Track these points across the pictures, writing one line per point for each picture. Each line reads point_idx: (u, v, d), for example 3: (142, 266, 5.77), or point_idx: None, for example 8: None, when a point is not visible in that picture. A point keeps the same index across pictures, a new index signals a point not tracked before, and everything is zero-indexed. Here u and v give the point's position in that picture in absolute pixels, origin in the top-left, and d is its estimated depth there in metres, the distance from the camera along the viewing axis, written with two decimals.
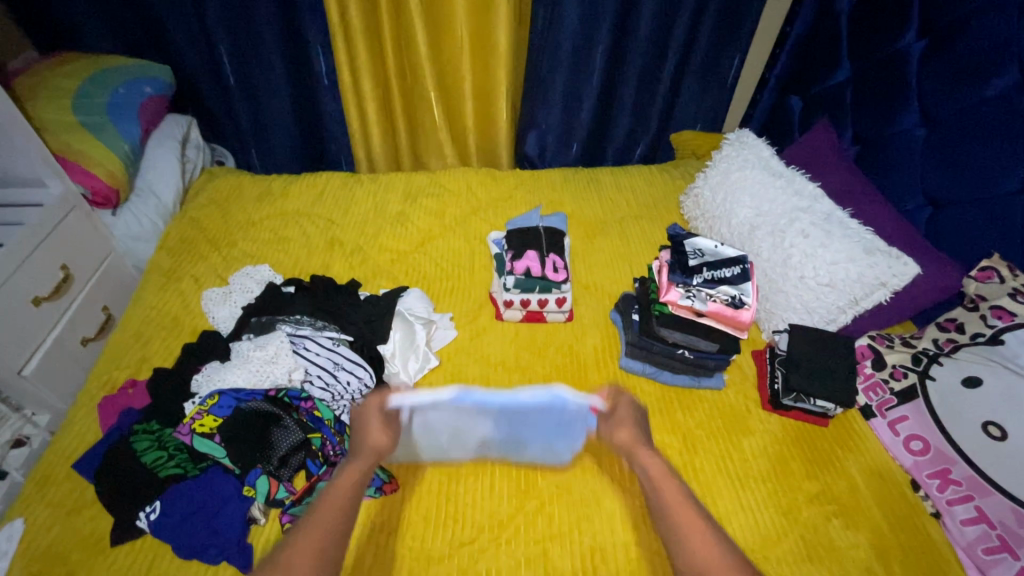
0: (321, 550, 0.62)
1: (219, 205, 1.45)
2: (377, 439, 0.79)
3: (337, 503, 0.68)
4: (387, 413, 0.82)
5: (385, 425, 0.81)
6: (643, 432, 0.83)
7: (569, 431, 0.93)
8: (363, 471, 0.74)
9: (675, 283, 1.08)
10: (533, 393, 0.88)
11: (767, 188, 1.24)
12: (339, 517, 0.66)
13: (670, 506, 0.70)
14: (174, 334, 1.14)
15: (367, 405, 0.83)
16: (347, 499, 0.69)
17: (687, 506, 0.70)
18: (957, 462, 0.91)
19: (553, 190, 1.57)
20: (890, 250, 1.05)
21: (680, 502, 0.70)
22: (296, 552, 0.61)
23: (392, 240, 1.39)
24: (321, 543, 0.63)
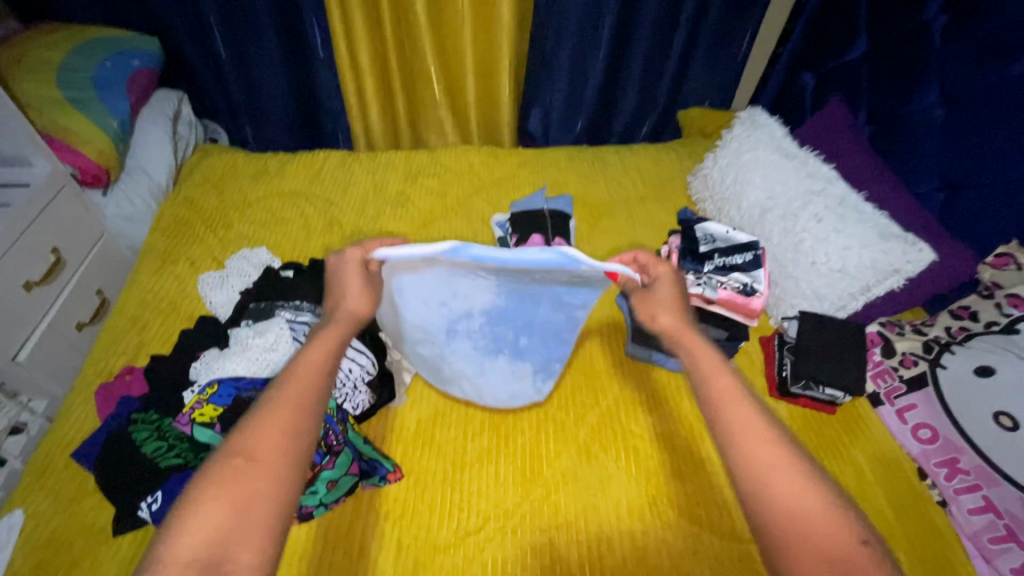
0: (297, 415, 0.57)
1: (214, 184, 1.41)
2: (355, 304, 0.75)
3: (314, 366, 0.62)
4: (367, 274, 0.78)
5: (367, 288, 0.77)
6: (686, 315, 0.78)
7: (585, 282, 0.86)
8: (342, 334, 0.69)
9: (685, 270, 1.07)
10: (539, 249, 0.74)
11: (780, 171, 1.21)
12: (316, 379, 0.61)
13: (719, 390, 0.64)
14: (172, 319, 1.11)
15: (345, 263, 0.77)
16: (324, 363, 0.63)
17: (738, 396, 0.62)
18: (966, 452, 0.90)
19: (558, 170, 1.52)
20: (905, 235, 1.02)
21: (734, 391, 0.63)
22: (269, 415, 0.56)
23: (393, 222, 1.35)
24: (297, 408, 0.57)
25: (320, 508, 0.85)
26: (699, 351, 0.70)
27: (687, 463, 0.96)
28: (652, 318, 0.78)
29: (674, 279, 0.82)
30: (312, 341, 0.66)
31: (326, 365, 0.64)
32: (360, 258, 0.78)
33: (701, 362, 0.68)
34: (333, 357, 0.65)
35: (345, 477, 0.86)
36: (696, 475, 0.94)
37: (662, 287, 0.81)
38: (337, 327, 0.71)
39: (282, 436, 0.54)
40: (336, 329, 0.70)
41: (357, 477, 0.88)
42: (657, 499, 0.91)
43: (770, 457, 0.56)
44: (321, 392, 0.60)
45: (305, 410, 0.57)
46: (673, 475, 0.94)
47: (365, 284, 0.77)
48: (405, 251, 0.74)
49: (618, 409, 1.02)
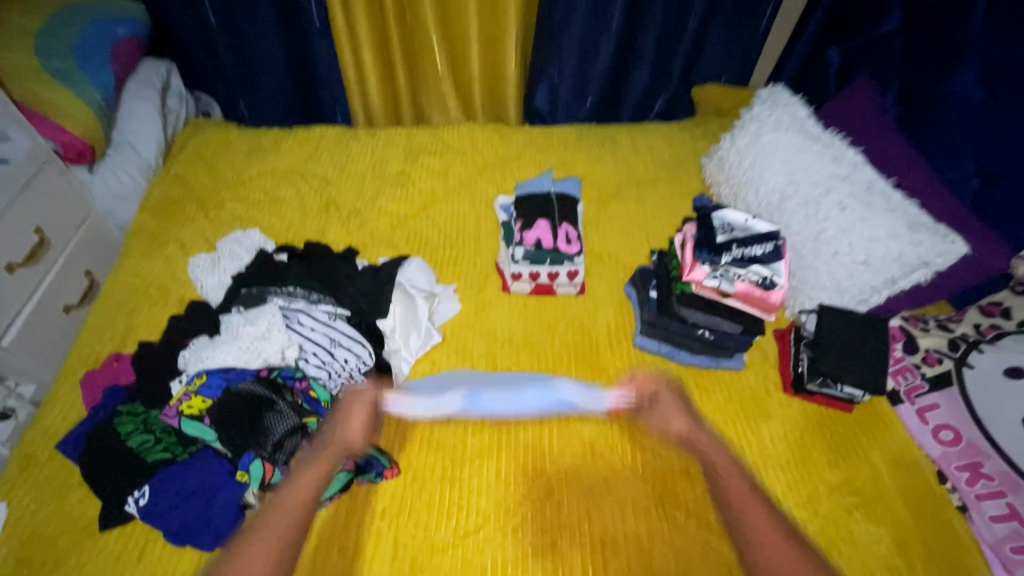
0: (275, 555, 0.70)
1: (206, 161, 1.35)
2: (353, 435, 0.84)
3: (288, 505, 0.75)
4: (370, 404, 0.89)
5: (370, 419, 0.87)
6: (696, 422, 0.92)
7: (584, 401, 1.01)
8: (320, 474, 0.79)
9: (701, 260, 0.99)
10: (537, 397, 0.94)
11: (802, 154, 1.13)
12: (288, 522, 0.73)
13: (727, 487, 0.83)
14: (161, 303, 1.07)
15: (355, 402, 0.88)
16: (304, 506, 0.75)
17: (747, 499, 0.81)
18: (990, 457, 0.86)
19: (566, 149, 1.45)
20: (936, 227, 0.96)
21: (746, 492, 0.82)
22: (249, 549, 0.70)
23: (392, 203, 1.29)
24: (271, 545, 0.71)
25: None
26: (728, 480, 0.84)
27: (695, 463, 0.92)
28: (666, 429, 0.92)
29: (675, 392, 0.95)
30: (292, 483, 0.77)
31: (306, 500, 0.76)
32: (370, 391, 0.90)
33: (731, 488, 0.83)
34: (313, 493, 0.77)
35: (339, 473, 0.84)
36: (705, 476, 0.90)
37: (664, 396, 0.94)
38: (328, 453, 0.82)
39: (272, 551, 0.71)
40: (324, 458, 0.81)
41: (352, 473, 0.85)
42: (664, 501, 0.87)
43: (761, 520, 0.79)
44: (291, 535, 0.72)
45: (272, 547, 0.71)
46: (681, 474, 0.90)
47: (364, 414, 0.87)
48: (420, 407, 0.92)
49: None
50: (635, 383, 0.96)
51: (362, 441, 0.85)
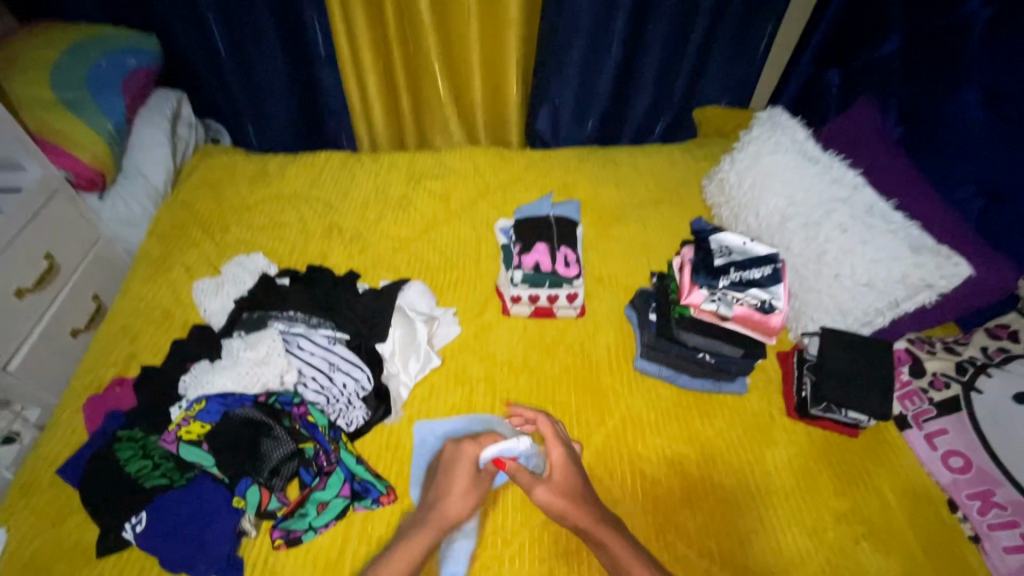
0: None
1: (212, 187, 1.37)
2: (456, 501, 0.81)
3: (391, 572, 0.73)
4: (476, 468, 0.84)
5: (473, 484, 0.83)
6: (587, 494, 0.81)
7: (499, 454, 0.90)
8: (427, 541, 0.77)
9: (698, 284, 0.99)
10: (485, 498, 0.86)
11: (802, 176, 1.13)
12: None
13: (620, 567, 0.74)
14: (164, 327, 1.08)
15: (460, 460, 0.84)
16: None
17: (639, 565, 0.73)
18: (1003, 486, 0.83)
19: (567, 172, 1.46)
20: (939, 248, 0.95)
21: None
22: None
23: (394, 227, 1.31)
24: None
25: (309, 532, 0.82)
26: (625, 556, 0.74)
27: (695, 489, 0.90)
28: (561, 516, 0.79)
29: (569, 465, 0.83)
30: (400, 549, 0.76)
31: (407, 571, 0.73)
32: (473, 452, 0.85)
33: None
34: (412, 563, 0.74)
35: (336, 499, 0.84)
36: (706, 503, 0.89)
37: (558, 475, 0.82)
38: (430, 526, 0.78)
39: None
40: (427, 530, 0.78)
41: (348, 500, 0.85)
42: (664, 531, 0.86)
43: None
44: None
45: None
46: (683, 503, 0.89)
47: (478, 479, 0.84)
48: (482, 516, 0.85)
49: (624, 430, 0.97)
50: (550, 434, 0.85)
51: (464, 511, 0.81)
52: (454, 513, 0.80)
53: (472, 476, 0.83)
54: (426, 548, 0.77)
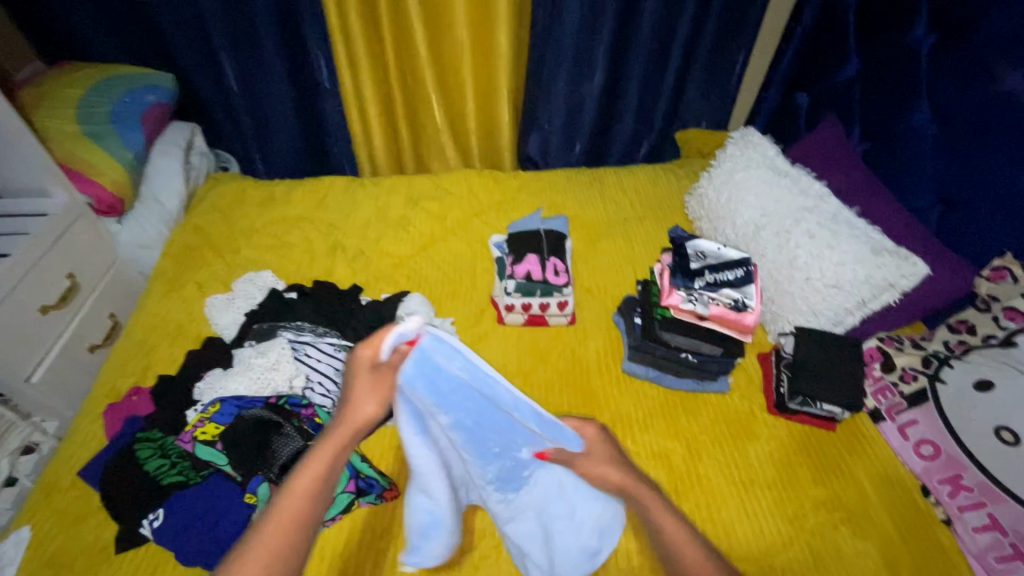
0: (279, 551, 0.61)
1: (223, 211, 1.46)
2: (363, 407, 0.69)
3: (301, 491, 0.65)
4: (378, 373, 0.70)
5: (375, 386, 0.70)
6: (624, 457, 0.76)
7: (484, 393, 0.72)
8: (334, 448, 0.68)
9: (676, 286, 1.07)
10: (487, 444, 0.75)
11: (773, 189, 1.22)
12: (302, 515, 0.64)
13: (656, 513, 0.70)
14: (178, 340, 1.15)
15: (353, 368, 0.71)
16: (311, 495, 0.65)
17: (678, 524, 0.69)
18: (969, 469, 0.89)
19: (556, 191, 1.55)
20: (899, 250, 1.03)
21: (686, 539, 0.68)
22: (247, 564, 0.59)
23: (394, 245, 1.39)
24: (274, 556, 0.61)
25: None
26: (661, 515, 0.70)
27: (682, 482, 0.95)
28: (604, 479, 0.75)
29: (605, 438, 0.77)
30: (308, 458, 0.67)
31: (318, 484, 0.66)
32: (369, 357, 0.70)
33: (669, 534, 0.69)
34: (326, 475, 0.66)
35: (342, 496, 0.88)
36: (692, 495, 0.94)
37: (597, 448, 0.76)
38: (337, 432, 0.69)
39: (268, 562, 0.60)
40: (334, 439, 0.69)
41: (353, 495, 0.89)
42: None
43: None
44: (301, 534, 0.63)
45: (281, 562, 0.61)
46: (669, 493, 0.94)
47: (379, 379, 0.70)
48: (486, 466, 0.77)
49: (614, 428, 1.02)
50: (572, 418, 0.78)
51: (372, 414, 0.70)
52: (357, 418, 0.70)
53: (375, 378, 0.70)
54: (337, 454, 0.68)
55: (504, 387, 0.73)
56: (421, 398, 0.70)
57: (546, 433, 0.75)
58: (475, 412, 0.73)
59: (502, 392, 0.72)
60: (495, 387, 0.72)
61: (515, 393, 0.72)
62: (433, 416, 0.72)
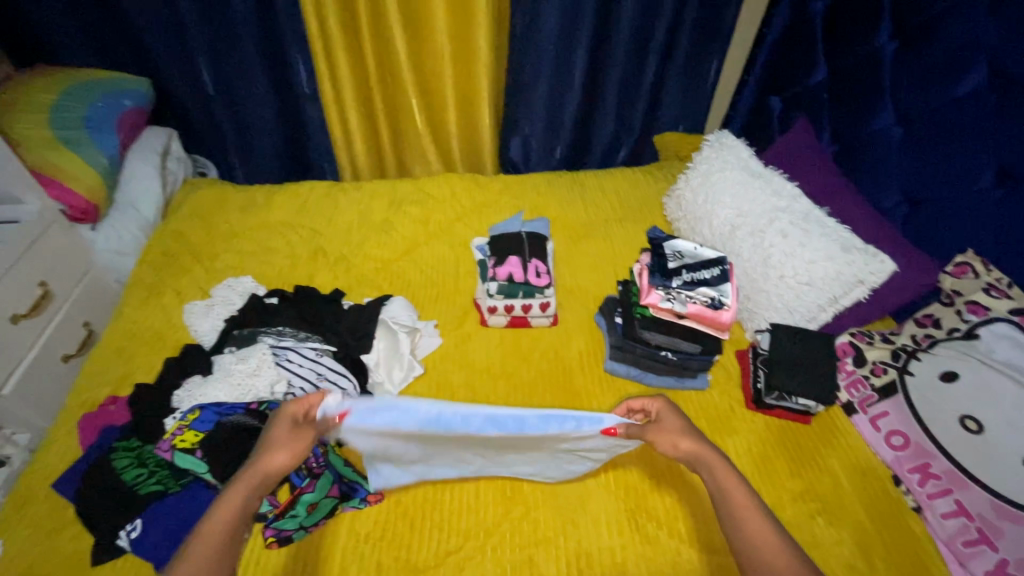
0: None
1: (202, 217, 1.45)
2: (273, 458, 0.75)
3: (208, 547, 0.65)
4: (298, 427, 0.79)
5: (295, 438, 0.78)
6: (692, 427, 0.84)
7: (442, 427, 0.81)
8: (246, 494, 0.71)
9: (654, 286, 1.08)
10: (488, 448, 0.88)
11: (746, 189, 1.25)
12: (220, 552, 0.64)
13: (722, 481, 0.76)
14: (157, 348, 1.13)
15: (276, 423, 0.79)
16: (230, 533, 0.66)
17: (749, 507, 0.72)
18: (937, 457, 0.92)
19: (538, 194, 1.57)
20: (867, 247, 1.06)
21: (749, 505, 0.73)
22: None
23: (377, 249, 1.39)
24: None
25: (299, 531, 0.87)
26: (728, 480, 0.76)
27: (665, 478, 0.97)
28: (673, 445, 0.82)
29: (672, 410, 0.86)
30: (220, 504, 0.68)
31: (230, 530, 0.67)
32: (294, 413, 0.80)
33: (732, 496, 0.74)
34: (238, 520, 0.68)
35: (325, 500, 0.90)
36: (675, 488, 0.96)
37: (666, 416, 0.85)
38: (244, 480, 0.72)
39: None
40: (244, 485, 0.72)
41: (336, 500, 0.91)
42: (636, 515, 0.91)
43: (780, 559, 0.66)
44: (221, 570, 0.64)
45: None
46: (652, 488, 0.95)
47: (296, 434, 0.78)
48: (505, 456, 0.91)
49: None
50: (637, 400, 0.90)
51: (287, 462, 0.76)
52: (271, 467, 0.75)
53: (291, 431, 0.78)
54: (246, 502, 0.70)
55: (451, 412, 0.81)
56: (388, 433, 0.82)
57: (509, 431, 0.82)
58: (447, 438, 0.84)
59: (448, 418, 0.81)
60: (439, 415, 0.81)
61: (462, 412, 0.81)
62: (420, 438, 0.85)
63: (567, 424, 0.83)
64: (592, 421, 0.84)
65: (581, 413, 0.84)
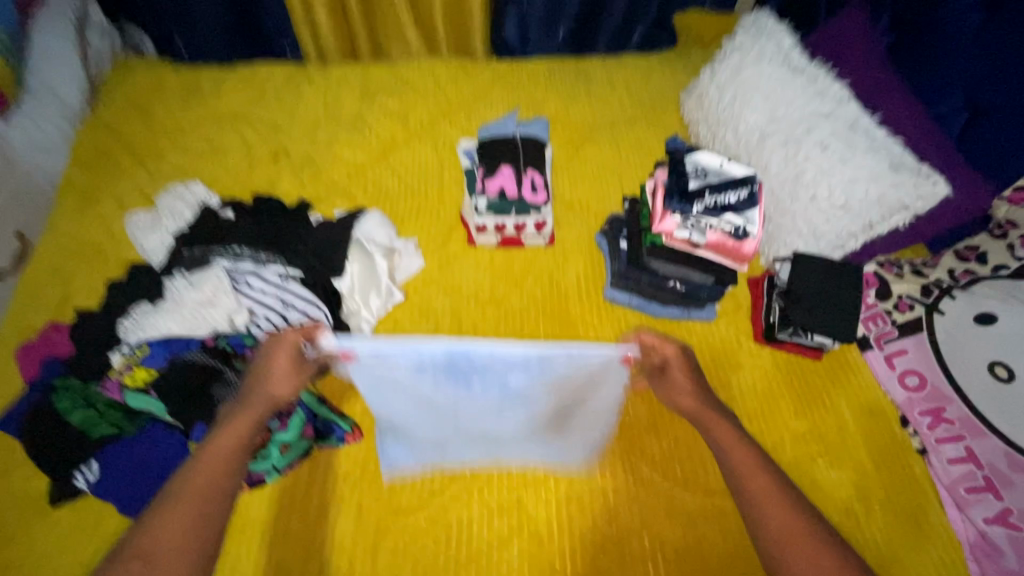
0: (199, 522, 0.61)
1: (139, 107, 1.23)
2: (276, 389, 0.73)
3: (211, 469, 0.65)
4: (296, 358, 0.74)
5: (295, 367, 0.74)
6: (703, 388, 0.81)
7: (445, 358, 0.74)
8: (252, 419, 0.70)
9: (671, 210, 0.93)
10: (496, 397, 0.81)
11: (784, 89, 1.06)
12: (222, 473, 0.65)
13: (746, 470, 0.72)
14: (98, 266, 1.00)
15: (279, 345, 0.74)
16: (233, 457, 0.67)
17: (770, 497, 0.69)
18: (954, 402, 0.86)
19: (535, 86, 1.34)
20: (920, 167, 0.91)
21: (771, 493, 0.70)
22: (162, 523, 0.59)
23: (348, 150, 1.20)
24: (194, 533, 0.60)
25: (272, 473, 0.82)
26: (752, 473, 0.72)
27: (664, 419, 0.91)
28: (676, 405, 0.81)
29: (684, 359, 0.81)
30: (222, 428, 0.69)
31: (232, 456, 0.67)
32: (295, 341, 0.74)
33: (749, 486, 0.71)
34: (241, 447, 0.68)
35: (299, 441, 0.83)
36: (672, 429, 0.90)
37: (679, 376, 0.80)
38: (251, 407, 0.71)
39: (182, 535, 0.60)
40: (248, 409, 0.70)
41: (311, 440, 0.85)
42: (630, 456, 0.87)
43: (785, 525, 0.67)
44: (218, 496, 0.64)
45: (199, 540, 0.60)
46: (648, 430, 0.90)
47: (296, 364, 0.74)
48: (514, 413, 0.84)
49: None
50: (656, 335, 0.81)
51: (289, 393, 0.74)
52: (279, 395, 0.73)
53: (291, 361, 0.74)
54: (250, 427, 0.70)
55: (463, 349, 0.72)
56: (391, 363, 0.75)
57: (518, 364, 0.75)
58: (449, 370, 0.76)
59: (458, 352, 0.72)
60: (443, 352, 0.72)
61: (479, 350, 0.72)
62: (424, 375, 0.77)
63: (576, 355, 0.75)
64: (601, 353, 0.76)
65: (589, 345, 0.75)
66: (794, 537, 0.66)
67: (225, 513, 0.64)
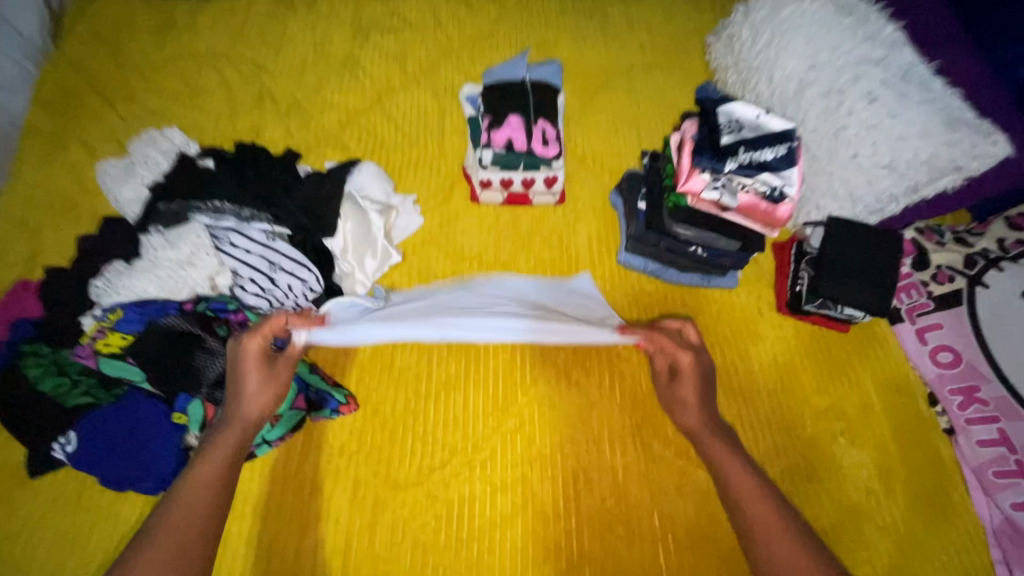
0: (182, 544, 0.57)
1: (108, 42, 1.11)
2: (250, 405, 0.69)
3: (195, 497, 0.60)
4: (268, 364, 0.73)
5: (269, 376, 0.72)
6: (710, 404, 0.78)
7: None
8: (235, 442, 0.66)
9: (699, 167, 0.83)
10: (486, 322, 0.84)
11: (829, 30, 0.94)
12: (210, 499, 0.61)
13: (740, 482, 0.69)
14: (70, 219, 0.92)
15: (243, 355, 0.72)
16: (218, 483, 0.62)
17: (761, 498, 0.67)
18: (990, 382, 0.81)
19: (546, 25, 1.21)
20: (980, 122, 0.80)
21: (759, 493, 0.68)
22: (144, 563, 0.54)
23: (340, 94, 1.09)
24: (180, 551, 0.56)
25: (263, 446, 0.77)
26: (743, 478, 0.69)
27: None
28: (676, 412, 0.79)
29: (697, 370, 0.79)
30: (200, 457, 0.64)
31: (220, 481, 0.63)
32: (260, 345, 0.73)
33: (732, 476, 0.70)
34: (226, 471, 0.64)
35: (290, 412, 0.77)
36: None
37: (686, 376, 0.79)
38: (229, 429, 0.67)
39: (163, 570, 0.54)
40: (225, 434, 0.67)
41: (304, 411, 0.78)
42: (641, 432, 0.82)
43: (784, 528, 0.64)
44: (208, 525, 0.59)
45: (184, 563, 0.56)
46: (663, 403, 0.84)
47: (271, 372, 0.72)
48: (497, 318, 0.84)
49: None
50: (669, 342, 0.81)
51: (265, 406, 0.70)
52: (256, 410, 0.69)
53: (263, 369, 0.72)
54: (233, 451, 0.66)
55: None
56: None
57: None
58: None
59: None
60: None
61: None
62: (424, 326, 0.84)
63: None
64: None
65: None
66: (794, 540, 0.63)
67: (212, 534, 0.59)
